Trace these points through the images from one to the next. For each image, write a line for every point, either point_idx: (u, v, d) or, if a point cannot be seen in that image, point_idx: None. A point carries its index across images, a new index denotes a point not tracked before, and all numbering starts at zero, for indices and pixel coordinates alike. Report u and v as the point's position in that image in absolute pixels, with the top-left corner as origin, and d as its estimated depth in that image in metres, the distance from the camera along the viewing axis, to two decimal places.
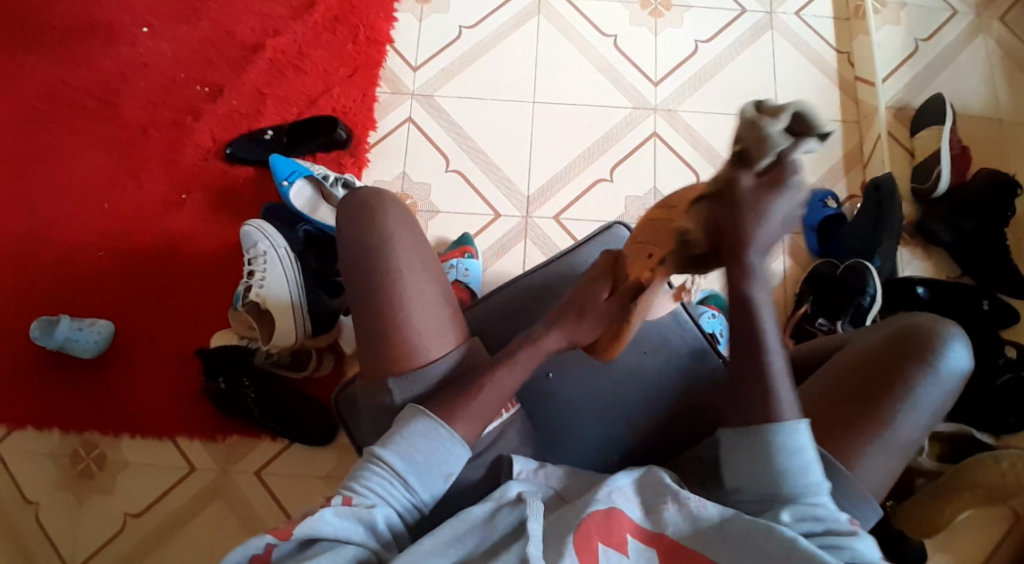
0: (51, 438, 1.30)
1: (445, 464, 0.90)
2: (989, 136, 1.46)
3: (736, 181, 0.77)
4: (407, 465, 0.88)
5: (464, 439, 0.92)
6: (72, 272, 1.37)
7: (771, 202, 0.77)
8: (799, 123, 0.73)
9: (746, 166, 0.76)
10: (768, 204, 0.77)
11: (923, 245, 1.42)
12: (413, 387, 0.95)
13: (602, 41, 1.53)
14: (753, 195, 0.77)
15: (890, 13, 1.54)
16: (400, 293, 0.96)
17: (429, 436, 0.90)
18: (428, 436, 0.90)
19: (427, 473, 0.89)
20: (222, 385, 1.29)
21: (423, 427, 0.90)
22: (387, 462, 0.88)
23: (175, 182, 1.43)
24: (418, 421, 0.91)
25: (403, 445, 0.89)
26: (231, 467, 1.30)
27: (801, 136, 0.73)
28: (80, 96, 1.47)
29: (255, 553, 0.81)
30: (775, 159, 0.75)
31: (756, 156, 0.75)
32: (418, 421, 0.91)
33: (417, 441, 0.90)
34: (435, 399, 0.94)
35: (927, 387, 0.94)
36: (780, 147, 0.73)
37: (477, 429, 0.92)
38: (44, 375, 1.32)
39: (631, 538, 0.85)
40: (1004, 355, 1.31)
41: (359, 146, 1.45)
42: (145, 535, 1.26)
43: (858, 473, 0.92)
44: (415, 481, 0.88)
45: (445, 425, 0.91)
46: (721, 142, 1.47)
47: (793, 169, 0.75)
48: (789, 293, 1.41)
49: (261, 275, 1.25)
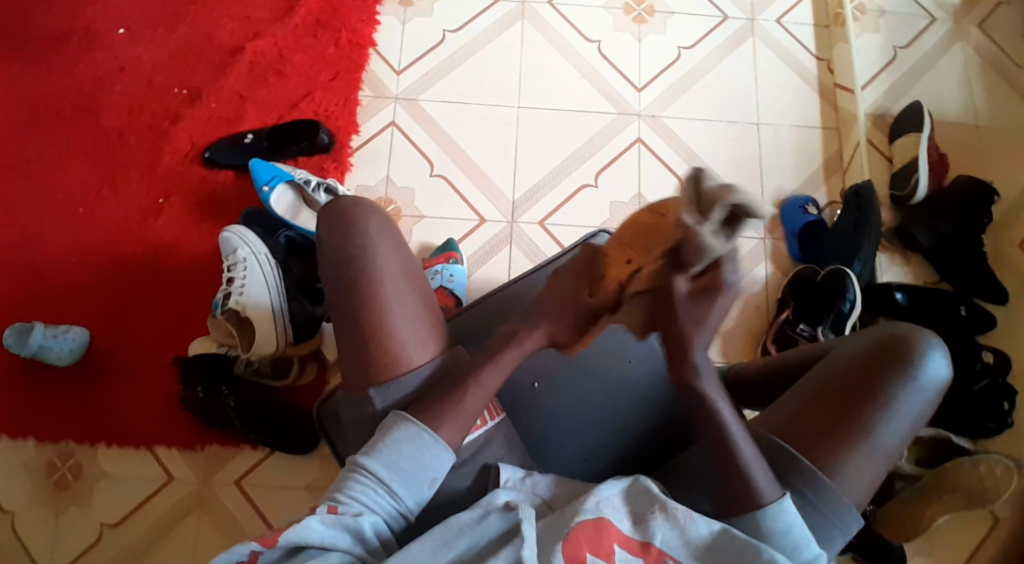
0: (25, 449, 1.27)
1: (430, 469, 0.89)
2: (966, 143, 1.48)
3: (673, 285, 0.81)
4: (392, 472, 0.87)
5: (447, 442, 0.91)
6: (46, 278, 1.34)
7: (710, 306, 0.82)
8: (730, 220, 0.74)
9: (681, 270, 0.80)
10: (707, 308, 0.82)
11: (902, 251, 1.44)
12: (400, 396, 0.94)
13: (586, 46, 1.53)
14: (692, 302, 0.82)
15: (870, 20, 1.57)
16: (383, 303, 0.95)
17: (413, 442, 0.89)
18: (412, 442, 0.89)
19: (412, 480, 0.88)
20: (201, 394, 1.26)
21: (407, 433, 0.89)
22: (371, 469, 0.87)
23: (152, 187, 1.40)
24: (401, 427, 0.90)
25: (387, 451, 0.88)
26: (211, 478, 1.27)
27: (739, 225, 0.74)
28: (55, 98, 1.44)
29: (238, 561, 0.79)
30: (711, 261, 0.78)
31: (690, 261, 0.79)
32: (401, 428, 0.90)
33: (400, 447, 0.89)
34: (423, 401, 0.93)
35: (908, 396, 0.95)
36: (716, 249, 0.75)
37: (461, 433, 0.92)
38: (17, 384, 1.29)
39: (618, 549, 0.84)
40: (981, 360, 1.33)
41: (342, 150, 1.43)
42: (123, 546, 1.24)
43: (842, 482, 0.93)
44: (400, 488, 0.87)
45: (428, 429, 0.90)
46: (704, 149, 1.48)
47: (727, 271, 0.80)
48: (771, 300, 1.42)
49: (241, 282, 1.24)
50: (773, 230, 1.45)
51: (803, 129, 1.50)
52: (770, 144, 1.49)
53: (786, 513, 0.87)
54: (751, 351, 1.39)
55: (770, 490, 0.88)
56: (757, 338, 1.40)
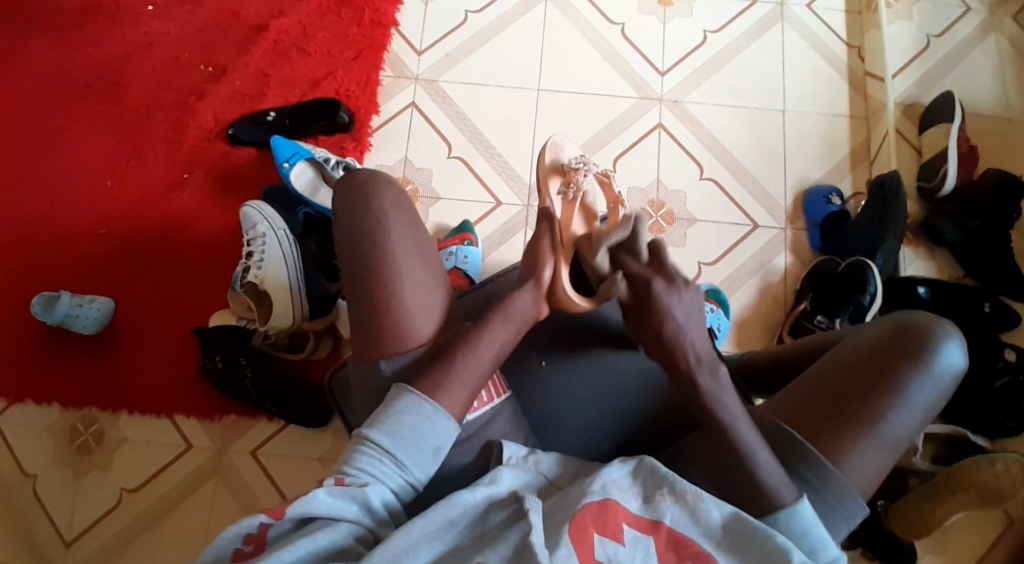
0: (50, 412, 1.32)
1: (432, 438, 0.88)
2: (998, 134, 1.44)
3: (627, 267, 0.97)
4: (397, 443, 0.86)
5: (452, 413, 0.90)
6: (74, 247, 1.38)
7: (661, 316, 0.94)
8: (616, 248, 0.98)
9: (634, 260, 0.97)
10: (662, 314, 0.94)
11: (926, 244, 1.41)
12: (405, 368, 0.93)
13: (609, 28, 1.52)
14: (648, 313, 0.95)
15: (903, 7, 1.53)
16: (394, 275, 0.93)
17: (415, 412, 0.88)
18: (414, 412, 0.88)
19: (415, 448, 0.87)
20: (219, 363, 1.29)
21: (409, 403, 0.88)
22: (377, 441, 0.86)
23: (177, 162, 1.43)
24: (403, 398, 0.88)
25: (391, 422, 0.87)
26: (228, 448, 1.31)
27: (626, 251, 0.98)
28: (85, 72, 1.47)
29: (249, 532, 0.80)
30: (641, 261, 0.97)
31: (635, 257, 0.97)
32: (403, 398, 0.88)
33: (404, 418, 0.87)
34: (420, 372, 0.91)
35: (920, 385, 0.93)
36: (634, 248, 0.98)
37: (464, 404, 0.90)
38: (47, 350, 1.33)
39: (626, 527, 0.83)
40: (1003, 358, 1.30)
41: (361, 130, 1.44)
42: (141, 511, 1.28)
43: (847, 470, 0.92)
44: (405, 457, 0.86)
45: (429, 398, 0.89)
46: (728, 136, 1.46)
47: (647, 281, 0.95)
48: (789, 290, 1.39)
49: (260, 255, 1.25)
50: (795, 219, 1.42)
51: (831, 116, 1.48)
52: (795, 132, 1.46)
53: (815, 533, 0.87)
54: (765, 342, 1.36)
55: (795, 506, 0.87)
56: (772, 329, 1.37)
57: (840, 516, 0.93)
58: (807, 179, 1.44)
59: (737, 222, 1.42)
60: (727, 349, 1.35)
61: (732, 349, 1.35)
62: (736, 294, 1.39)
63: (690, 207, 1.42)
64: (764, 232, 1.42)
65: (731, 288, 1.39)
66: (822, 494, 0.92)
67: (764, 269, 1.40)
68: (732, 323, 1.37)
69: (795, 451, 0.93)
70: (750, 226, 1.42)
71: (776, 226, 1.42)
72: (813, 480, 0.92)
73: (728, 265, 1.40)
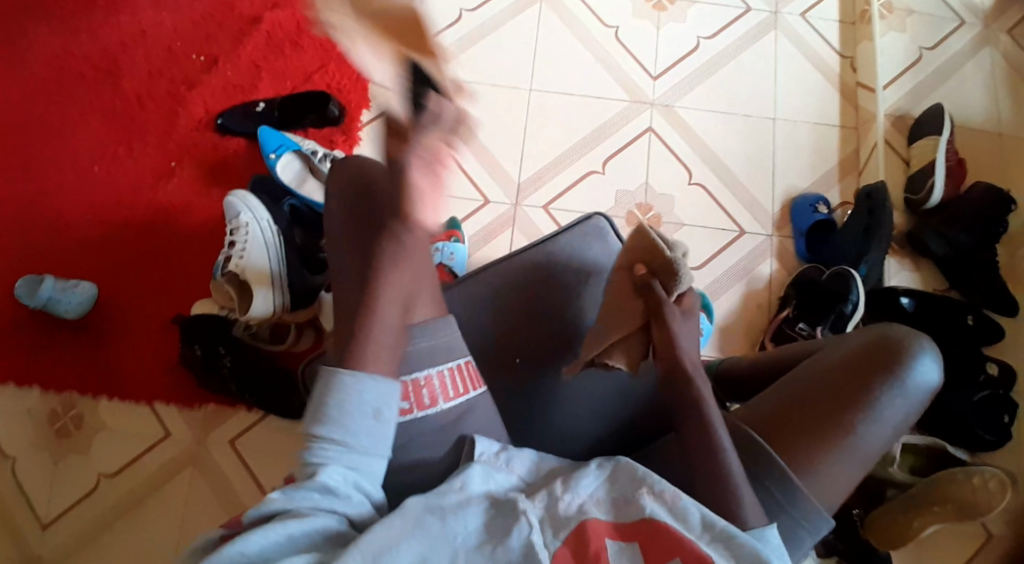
0: (30, 396, 1.31)
1: (367, 404, 0.82)
2: (987, 149, 1.44)
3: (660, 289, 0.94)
4: (335, 424, 0.81)
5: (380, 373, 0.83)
6: (61, 232, 1.38)
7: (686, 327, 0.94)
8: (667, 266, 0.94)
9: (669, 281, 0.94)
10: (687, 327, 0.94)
11: (913, 255, 1.40)
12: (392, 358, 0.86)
13: (604, 32, 1.52)
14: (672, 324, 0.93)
15: (896, 19, 1.54)
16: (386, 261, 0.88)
17: (344, 386, 0.82)
18: (343, 387, 0.82)
19: (355, 422, 0.81)
20: (198, 352, 1.28)
21: (333, 380, 0.82)
22: (314, 430, 0.80)
23: (165, 150, 1.43)
24: (324, 377, 0.82)
25: (321, 406, 0.81)
26: (207, 437, 1.31)
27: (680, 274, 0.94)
28: (78, 58, 1.47)
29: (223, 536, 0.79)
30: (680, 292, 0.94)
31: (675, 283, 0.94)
32: (326, 378, 0.82)
33: (331, 397, 0.81)
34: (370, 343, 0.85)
35: (894, 400, 0.93)
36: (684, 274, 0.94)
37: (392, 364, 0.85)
38: (29, 333, 1.33)
39: (609, 542, 0.81)
40: (984, 372, 1.31)
41: (351, 124, 1.45)
42: (116, 497, 1.27)
43: (815, 484, 0.91)
44: (346, 433, 0.80)
45: (348, 370, 0.82)
46: (719, 142, 1.46)
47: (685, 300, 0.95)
48: (773, 297, 1.39)
49: (243, 244, 1.25)
50: (782, 227, 1.43)
51: (822, 126, 1.48)
52: (785, 140, 1.47)
53: (768, 540, 0.86)
54: (747, 348, 1.37)
55: (756, 518, 0.86)
56: (754, 336, 1.37)
57: (805, 529, 0.91)
58: (795, 187, 1.44)
59: (725, 228, 1.42)
60: (709, 353, 1.36)
61: (714, 353, 1.36)
62: (720, 300, 1.39)
63: (678, 212, 1.43)
64: (750, 239, 1.42)
65: (716, 293, 1.39)
66: (790, 511, 0.91)
67: (749, 276, 1.40)
68: (716, 328, 1.38)
69: (763, 460, 0.92)
70: (737, 232, 1.42)
71: (763, 233, 1.42)
72: (778, 494, 0.91)
73: (714, 271, 1.40)
